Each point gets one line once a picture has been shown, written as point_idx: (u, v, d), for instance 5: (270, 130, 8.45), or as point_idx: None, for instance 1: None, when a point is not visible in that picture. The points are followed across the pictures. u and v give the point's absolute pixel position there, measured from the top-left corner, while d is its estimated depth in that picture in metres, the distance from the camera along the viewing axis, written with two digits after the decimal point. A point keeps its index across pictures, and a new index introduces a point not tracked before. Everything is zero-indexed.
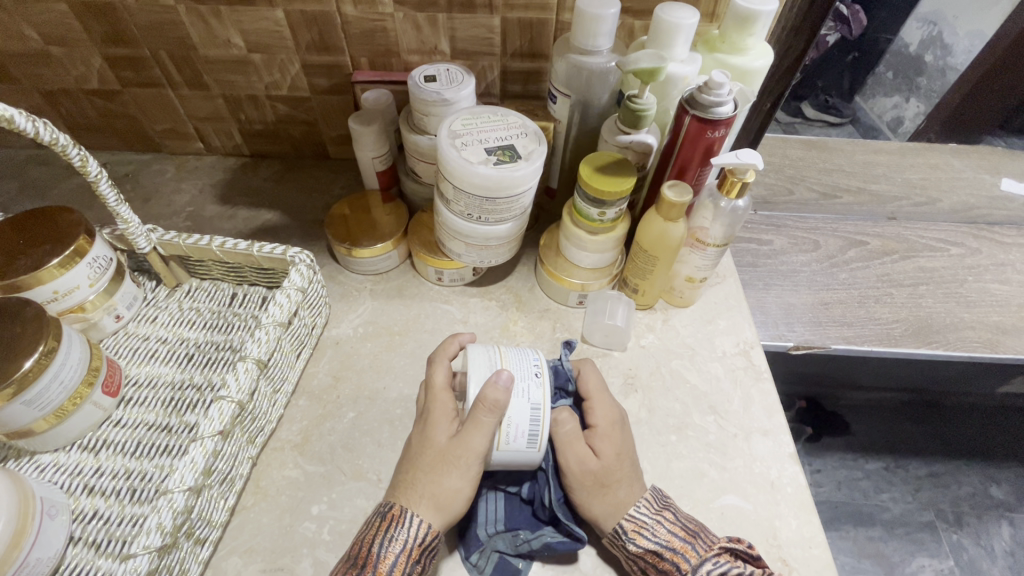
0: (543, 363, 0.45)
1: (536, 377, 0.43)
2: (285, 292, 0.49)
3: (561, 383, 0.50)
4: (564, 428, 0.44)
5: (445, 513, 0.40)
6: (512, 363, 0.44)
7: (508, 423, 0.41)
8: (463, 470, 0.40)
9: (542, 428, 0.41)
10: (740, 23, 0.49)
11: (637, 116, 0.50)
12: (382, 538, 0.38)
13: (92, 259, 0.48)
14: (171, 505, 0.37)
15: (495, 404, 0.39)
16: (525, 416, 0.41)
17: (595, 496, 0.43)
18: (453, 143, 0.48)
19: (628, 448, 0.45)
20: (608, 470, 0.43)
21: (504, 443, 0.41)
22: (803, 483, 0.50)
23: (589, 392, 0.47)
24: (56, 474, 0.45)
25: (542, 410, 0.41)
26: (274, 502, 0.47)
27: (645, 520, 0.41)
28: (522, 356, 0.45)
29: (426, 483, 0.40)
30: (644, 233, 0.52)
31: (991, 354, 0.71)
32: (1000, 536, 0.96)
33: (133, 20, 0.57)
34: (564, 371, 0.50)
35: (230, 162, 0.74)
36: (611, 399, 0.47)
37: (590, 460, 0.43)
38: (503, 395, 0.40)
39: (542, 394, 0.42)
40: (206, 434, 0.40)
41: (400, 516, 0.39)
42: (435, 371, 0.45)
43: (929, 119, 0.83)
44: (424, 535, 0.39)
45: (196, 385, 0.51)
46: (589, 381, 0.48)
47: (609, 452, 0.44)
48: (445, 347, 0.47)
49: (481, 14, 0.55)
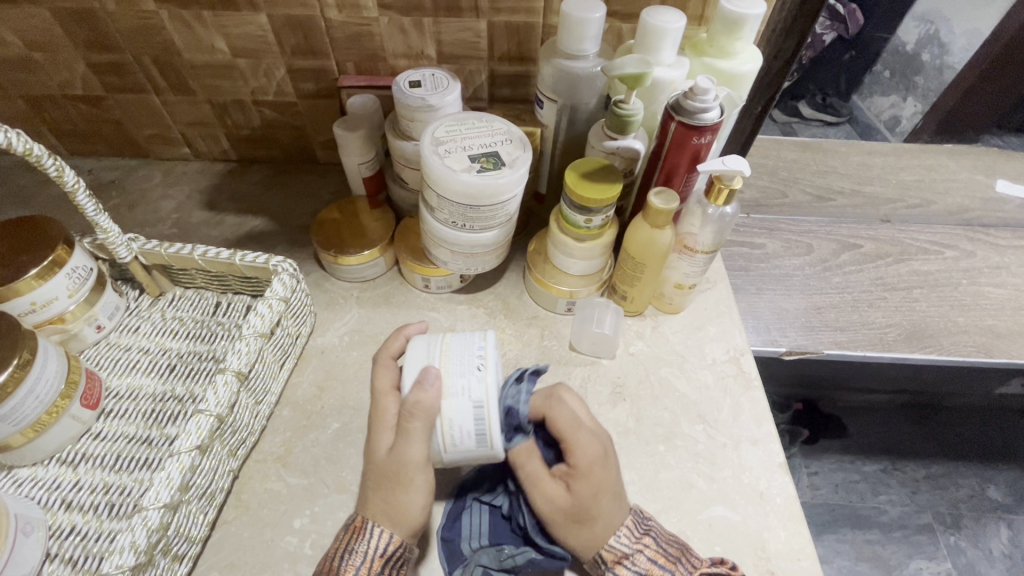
0: (488, 352, 0.43)
1: (478, 372, 0.41)
2: (267, 302, 0.48)
3: (516, 422, 0.45)
4: (529, 468, 0.43)
5: (404, 525, 0.39)
6: (452, 358, 0.42)
7: (450, 423, 0.40)
8: (410, 482, 0.39)
9: (489, 426, 0.40)
10: (728, 26, 0.48)
11: (624, 121, 0.49)
12: (345, 551, 0.38)
13: (71, 269, 0.47)
14: (146, 523, 0.37)
15: (419, 405, 0.39)
16: (467, 415, 0.40)
17: (571, 530, 0.41)
18: (435, 150, 0.48)
19: (609, 484, 0.41)
20: (583, 508, 0.40)
21: (451, 444, 0.41)
22: (792, 494, 0.49)
23: (561, 431, 0.43)
24: (33, 489, 0.44)
25: (485, 406, 0.40)
26: (255, 516, 0.46)
27: (625, 550, 0.40)
28: (466, 346, 0.43)
29: (378, 498, 0.40)
30: (631, 239, 0.51)
31: (986, 359, 0.70)
32: (997, 538, 0.95)
33: (116, 25, 0.56)
34: (518, 412, 0.44)
35: (217, 167, 0.74)
36: (587, 432, 0.43)
37: (558, 497, 0.41)
38: (430, 397, 0.39)
39: (485, 390, 0.41)
40: (183, 449, 0.39)
41: (360, 528, 0.39)
42: (380, 373, 0.45)
43: (927, 119, 0.81)
44: (385, 545, 0.39)
45: (177, 397, 0.50)
46: (558, 417, 0.44)
47: (583, 491, 0.41)
48: (389, 346, 0.47)
49: (468, 17, 0.54)
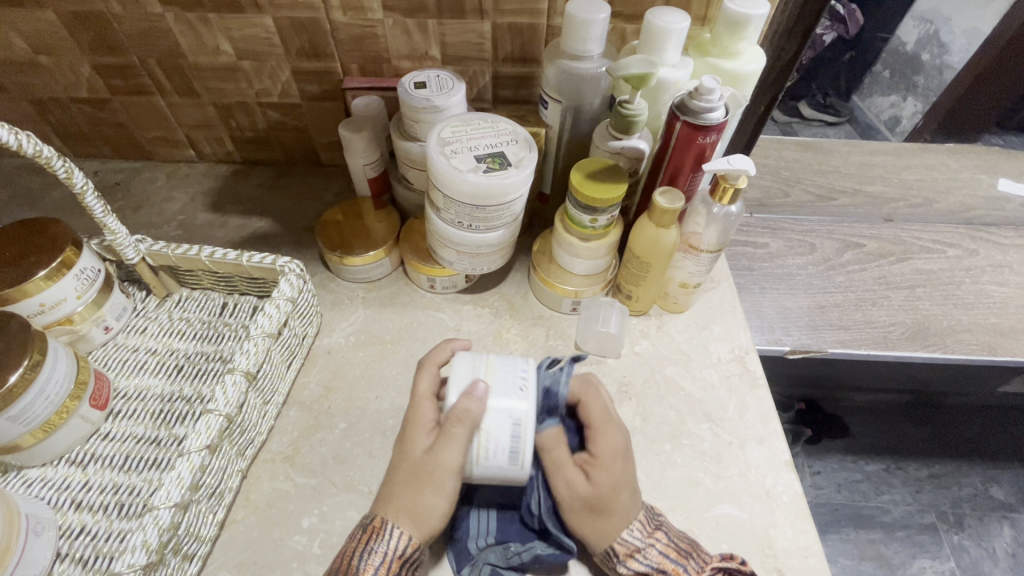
0: (531, 374, 0.42)
1: (520, 392, 0.41)
2: (274, 302, 0.48)
3: (550, 404, 0.44)
4: (554, 454, 0.42)
5: (422, 526, 0.40)
6: (497, 374, 0.42)
7: (488, 437, 0.40)
8: (438, 486, 0.39)
9: (524, 446, 0.40)
10: (731, 27, 0.48)
11: (628, 121, 0.50)
12: (363, 550, 0.39)
13: (80, 271, 0.48)
14: (157, 522, 0.37)
15: (465, 413, 0.39)
16: (505, 432, 0.40)
17: (586, 519, 0.41)
18: (442, 151, 0.48)
19: (629, 479, 0.42)
20: (600, 499, 0.41)
21: (483, 458, 0.40)
22: (798, 492, 0.49)
23: (590, 419, 0.44)
24: (43, 490, 0.45)
25: (524, 426, 0.40)
26: (264, 515, 0.46)
27: (637, 544, 0.41)
28: (510, 366, 0.43)
29: (404, 497, 0.40)
30: (636, 239, 0.51)
31: (989, 357, 0.70)
32: (1001, 537, 0.95)
33: (122, 28, 0.57)
34: (555, 395, 0.44)
35: (221, 169, 0.74)
36: (616, 427, 0.43)
37: (579, 485, 0.41)
38: (476, 406, 0.39)
39: (527, 410, 0.40)
40: (193, 448, 0.40)
41: (380, 528, 0.39)
42: (421, 377, 0.45)
43: (928, 119, 0.81)
44: (403, 547, 0.39)
45: (185, 397, 0.50)
46: (591, 405, 0.44)
47: (604, 482, 0.41)
48: (434, 354, 0.47)
49: (472, 19, 0.55)
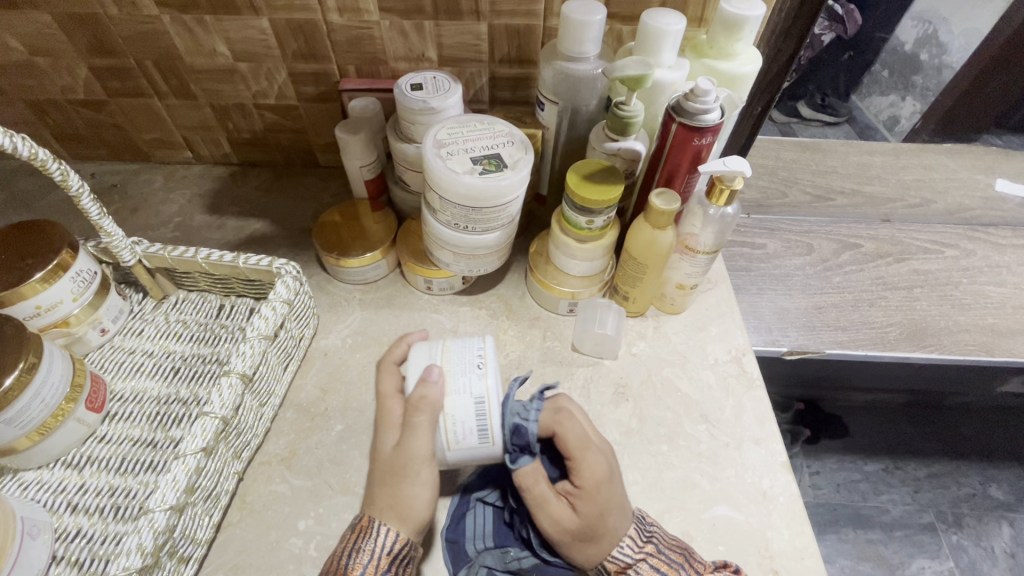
0: (488, 351, 0.43)
1: (479, 370, 0.42)
2: (270, 304, 0.48)
3: (523, 442, 0.42)
4: (534, 491, 0.41)
5: (410, 520, 0.40)
6: (454, 358, 0.43)
7: (453, 420, 0.40)
8: (415, 477, 0.40)
9: (491, 422, 0.41)
10: (728, 28, 0.48)
11: (625, 122, 0.50)
12: (351, 550, 0.38)
13: (76, 273, 0.48)
14: (152, 525, 0.37)
15: (422, 400, 0.40)
16: (470, 413, 0.40)
17: (577, 547, 0.41)
18: (437, 153, 0.48)
19: (617, 501, 0.41)
20: (589, 528, 0.40)
21: (454, 442, 0.41)
22: (795, 493, 0.49)
23: (568, 448, 0.43)
24: (39, 493, 0.45)
25: (487, 402, 0.41)
26: (260, 518, 0.46)
27: (628, 561, 0.41)
28: (467, 346, 0.44)
29: (384, 495, 0.40)
30: (633, 240, 0.51)
31: (987, 357, 0.70)
32: (999, 537, 0.95)
33: (118, 29, 0.57)
34: (526, 432, 0.42)
35: (219, 171, 0.74)
36: (595, 452, 0.42)
37: (566, 519, 0.41)
38: (434, 392, 0.40)
39: (486, 387, 0.41)
40: (189, 451, 0.39)
41: (367, 527, 0.39)
42: (382, 377, 0.46)
43: (926, 119, 0.81)
44: (392, 543, 0.39)
45: (182, 399, 0.50)
46: (568, 433, 0.43)
47: (589, 512, 0.41)
48: (392, 352, 0.48)
49: (468, 20, 0.55)
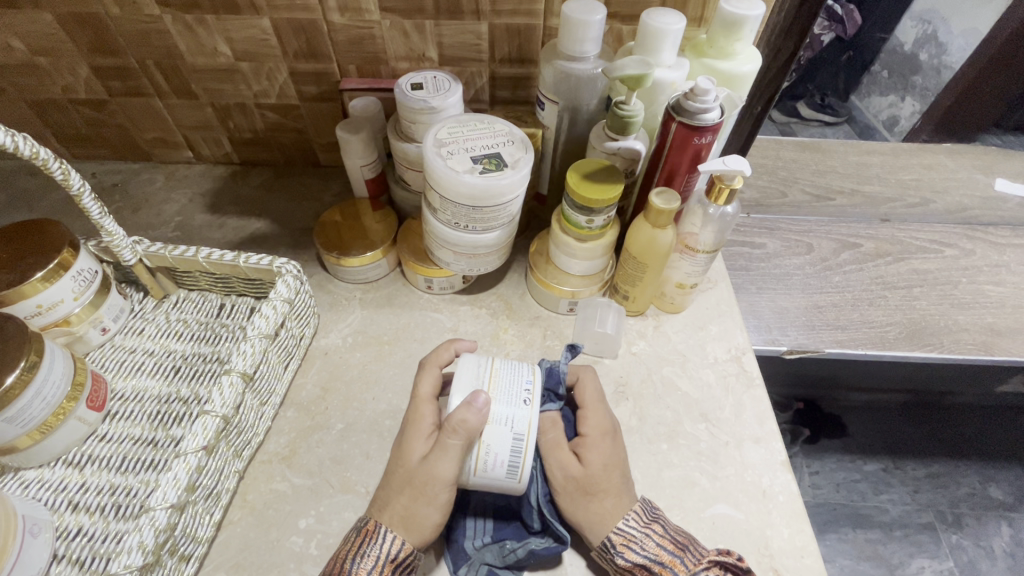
0: (535, 386, 0.43)
1: (524, 404, 0.42)
2: (271, 303, 0.48)
3: (553, 385, 0.48)
4: (547, 437, 0.45)
5: (417, 534, 0.40)
6: (499, 387, 0.42)
7: (487, 449, 0.40)
8: (432, 497, 0.39)
9: (523, 461, 0.41)
10: (727, 27, 0.48)
11: (625, 121, 0.50)
12: (356, 553, 0.39)
13: (77, 272, 0.48)
14: (153, 523, 0.37)
15: (462, 424, 0.39)
16: (506, 446, 0.40)
17: (579, 503, 0.43)
18: (438, 152, 0.48)
19: (619, 458, 0.44)
20: (593, 479, 0.43)
21: (481, 469, 0.41)
22: (794, 492, 0.49)
23: (584, 401, 0.47)
24: (40, 491, 0.45)
25: (525, 441, 0.40)
26: (261, 516, 0.46)
27: (634, 533, 0.41)
28: (515, 376, 0.43)
29: (398, 504, 0.40)
30: (633, 239, 0.52)
31: (986, 356, 0.70)
32: (999, 537, 0.95)
33: (119, 29, 0.57)
34: (557, 374, 0.49)
35: (220, 171, 0.74)
36: (607, 410, 0.47)
37: (572, 466, 0.43)
38: (475, 419, 0.39)
39: (528, 426, 0.41)
40: (189, 450, 0.40)
41: (373, 531, 0.39)
42: (421, 378, 0.45)
43: (925, 119, 0.81)
44: (397, 551, 0.39)
45: (183, 398, 0.50)
46: (586, 388, 0.48)
47: (595, 461, 0.43)
48: (438, 354, 0.47)
49: (469, 20, 0.55)
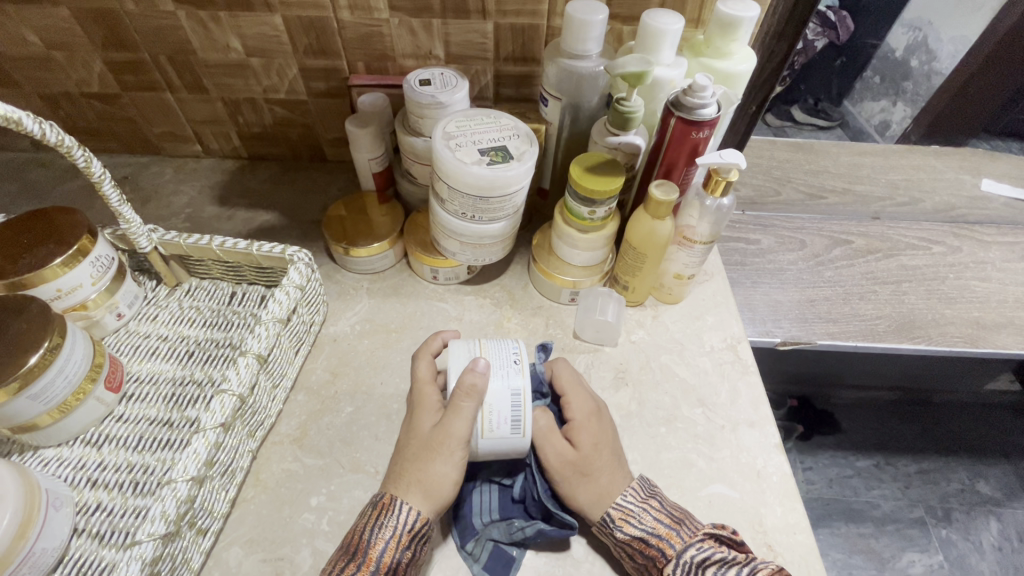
0: (522, 352, 0.46)
1: (516, 366, 0.45)
2: (284, 290, 0.50)
3: (537, 386, 0.51)
4: (539, 425, 0.46)
5: (433, 499, 0.41)
6: (492, 353, 0.46)
7: (490, 410, 0.43)
8: (448, 455, 0.41)
9: (524, 415, 0.43)
10: (723, 28, 0.51)
11: (626, 117, 0.52)
12: (374, 525, 0.40)
13: (95, 258, 0.49)
14: (174, 494, 0.38)
15: (472, 387, 0.42)
16: (506, 403, 0.43)
17: (579, 485, 0.44)
18: (447, 144, 0.50)
19: (607, 437, 0.47)
20: (587, 460, 0.45)
21: (487, 430, 0.43)
22: (788, 472, 0.51)
23: (564, 387, 0.49)
24: (60, 469, 0.46)
25: (522, 396, 0.43)
26: (273, 494, 0.48)
27: (631, 508, 0.43)
28: (502, 346, 0.46)
29: (413, 472, 0.42)
30: (633, 231, 0.54)
31: (971, 349, 0.73)
32: (986, 530, 0.98)
33: (135, 25, 0.59)
34: (539, 375, 0.52)
35: (228, 165, 0.75)
36: (587, 392, 0.49)
37: (567, 450, 0.45)
38: (481, 380, 0.42)
39: (523, 381, 0.44)
40: (208, 426, 0.41)
41: (389, 504, 0.41)
42: (420, 366, 0.48)
43: (915, 123, 0.84)
44: (413, 521, 0.40)
45: (196, 381, 0.52)
46: (564, 374, 0.50)
47: (586, 441, 0.46)
48: (428, 344, 0.50)
49: (474, 19, 0.57)
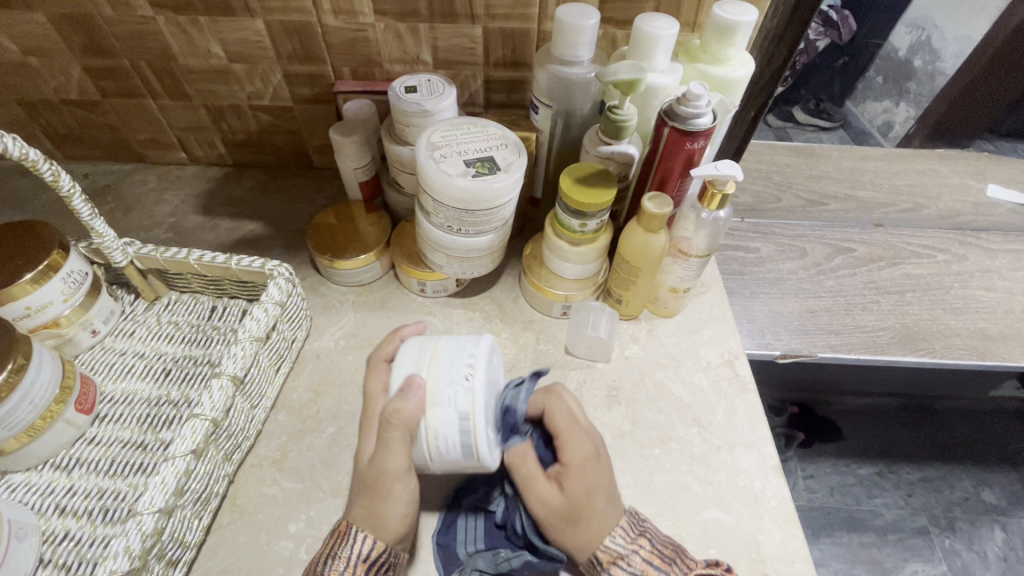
0: (478, 359, 0.42)
1: (465, 380, 0.41)
2: (262, 306, 0.48)
3: (513, 421, 0.45)
4: (525, 471, 0.43)
5: (384, 529, 0.39)
6: (442, 364, 0.42)
7: (435, 433, 0.40)
8: (388, 489, 0.39)
9: (475, 436, 0.40)
10: (720, 33, 0.48)
11: (618, 126, 0.50)
12: (327, 556, 0.38)
13: (66, 274, 0.47)
14: (140, 527, 0.36)
15: (398, 414, 0.39)
16: (454, 427, 0.40)
17: (566, 533, 0.41)
18: (431, 155, 0.48)
19: (604, 484, 0.42)
20: (574, 508, 0.41)
21: (436, 454, 0.40)
22: (787, 496, 0.49)
23: (557, 428, 0.45)
24: (27, 495, 0.44)
25: (471, 418, 0.40)
26: (250, 520, 0.46)
27: (620, 551, 0.40)
28: (457, 353, 0.43)
29: (359, 503, 0.40)
30: (626, 245, 0.52)
31: (978, 361, 0.70)
32: (992, 541, 0.95)
33: (112, 30, 0.57)
34: (515, 411, 0.45)
35: (213, 172, 0.74)
36: (583, 432, 0.44)
37: (553, 497, 0.42)
38: (410, 407, 0.39)
39: (471, 399, 0.40)
40: (178, 453, 0.39)
41: (344, 533, 0.39)
42: (373, 375, 0.46)
43: (918, 125, 0.82)
44: (368, 550, 0.38)
45: (172, 401, 0.50)
46: (555, 414, 0.45)
47: (576, 490, 0.41)
48: (383, 349, 0.48)
49: (463, 23, 0.55)
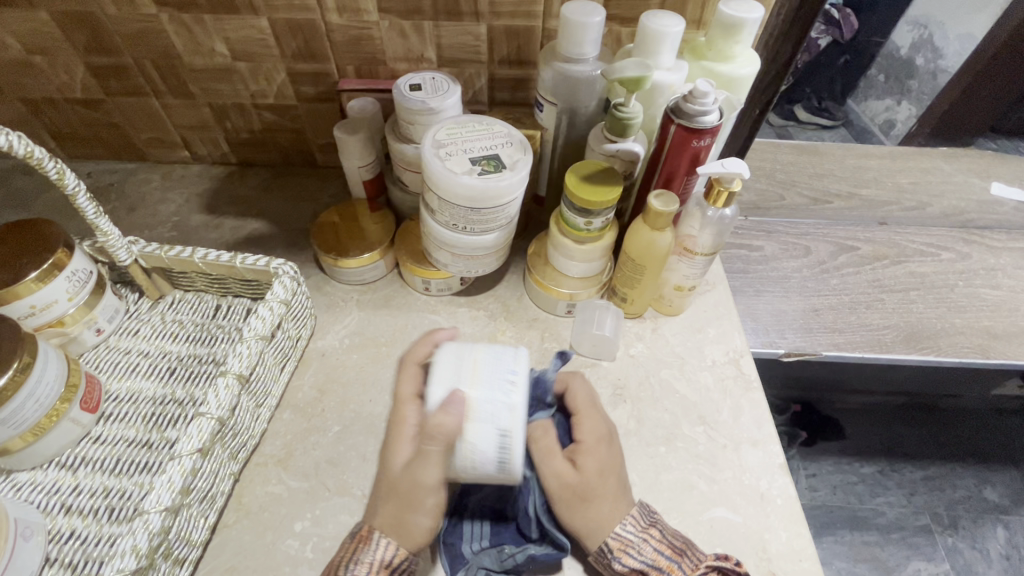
0: (520, 375, 0.40)
1: (506, 396, 0.39)
2: (267, 305, 0.48)
3: (539, 395, 0.47)
4: (543, 444, 0.44)
5: (409, 538, 0.39)
6: (483, 376, 0.39)
7: (472, 449, 0.38)
8: (419, 503, 0.39)
9: (513, 456, 0.38)
10: (726, 30, 0.48)
11: (624, 124, 0.50)
12: (349, 561, 0.39)
13: (72, 272, 0.47)
14: (146, 526, 0.36)
15: (439, 429, 0.36)
16: (492, 443, 0.38)
17: (574, 509, 0.42)
18: (436, 154, 0.48)
19: (615, 465, 0.44)
20: (587, 485, 0.42)
21: (470, 469, 0.38)
22: (793, 495, 0.49)
23: (578, 409, 0.47)
24: (33, 493, 0.44)
25: (511, 436, 0.37)
26: (255, 519, 0.46)
27: (630, 538, 0.41)
28: (497, 366, 0.40)
29: (386, 510, 0.40)
30: (631, 242, 0.52)
31: (982, 360, 0.70)
32: (995, 539, 0.95)
33: (116, 28, 0.56)
34: (544, 385, 0.47)
35: (216, 171, 0.73)
36: (601, 416, 0.46)
37: (568, 473, 0.43)
38: (452, 422, 0.36)
39: (512, 417, 0.38)
40: (184, 452, 0.39)
41: (367, 538, 0.40)
42: (403, 379, 0.44)
43: (921, 122, 0.81)
44: (391, 556, 0.39)
45: (177, 400, 0.50)
46: (577, 396, 0.47)
47: (590, 469, 0.43)
48: (415, 352, 0.45)
49: (468, 21, 0.55)
